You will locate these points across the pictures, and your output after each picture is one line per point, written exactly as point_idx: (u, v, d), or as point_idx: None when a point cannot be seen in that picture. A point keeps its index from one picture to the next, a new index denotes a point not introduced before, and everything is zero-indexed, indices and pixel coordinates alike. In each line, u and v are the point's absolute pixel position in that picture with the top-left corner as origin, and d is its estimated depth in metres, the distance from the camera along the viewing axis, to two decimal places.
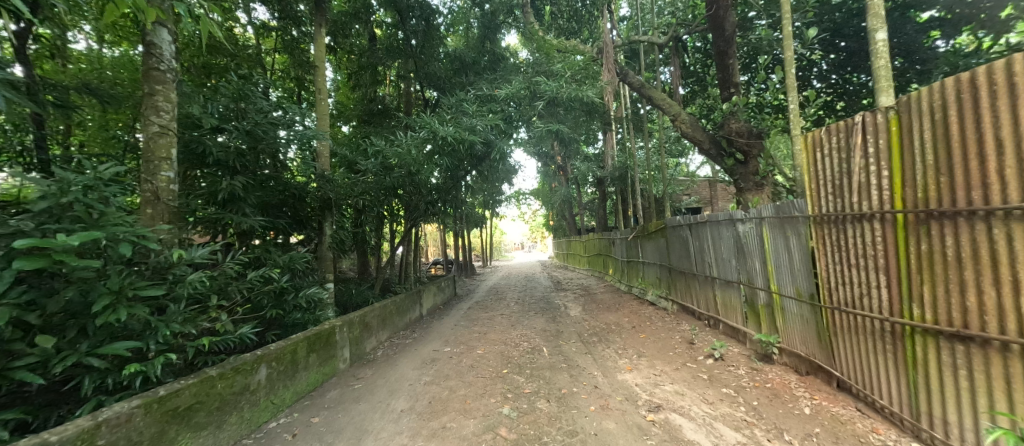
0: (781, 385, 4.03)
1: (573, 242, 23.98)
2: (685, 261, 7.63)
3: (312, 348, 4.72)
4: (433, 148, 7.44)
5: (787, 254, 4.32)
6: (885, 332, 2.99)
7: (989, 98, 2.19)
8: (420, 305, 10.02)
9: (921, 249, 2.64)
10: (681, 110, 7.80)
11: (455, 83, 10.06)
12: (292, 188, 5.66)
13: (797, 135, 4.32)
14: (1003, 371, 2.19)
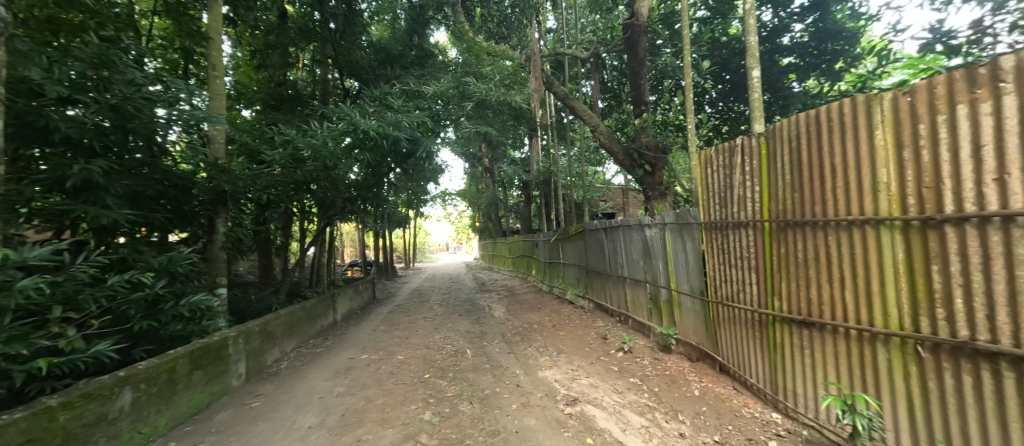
0: (677, 372, 4.57)
1: (498, 243, 24.25)
2: (601, 262, 8.18)
3: (197, 363, 4.08)
4: (352, 142, 6.95)
5: (684, 255, 4.89)
6: (755, 321, 3.56)
7: (827, 132, 2.75)
8: (334, 310, 9.26)
9: (781, 252, 3.21)
10: (600, 122, 8.35)
11: (380, 75, 9.26)
12: (173, 177, 4.83)
13: (694, 151, 4.89)
14: (833, 349, 2.76)
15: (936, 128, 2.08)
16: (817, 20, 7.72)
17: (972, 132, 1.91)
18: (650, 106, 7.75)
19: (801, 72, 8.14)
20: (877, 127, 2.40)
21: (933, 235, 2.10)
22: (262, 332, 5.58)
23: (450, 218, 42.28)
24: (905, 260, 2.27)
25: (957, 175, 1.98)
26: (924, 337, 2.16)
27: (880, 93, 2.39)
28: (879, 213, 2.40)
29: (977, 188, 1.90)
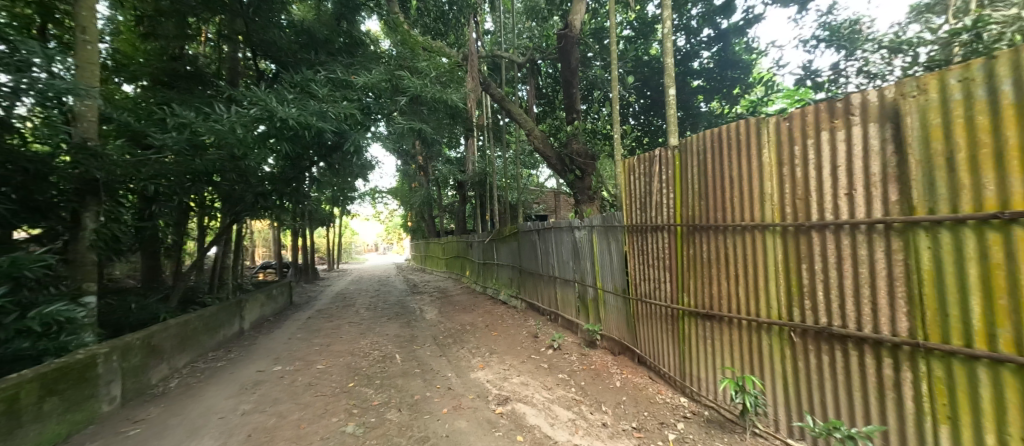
0: (601, 365, 4.88)
1: (430, 243, 23.59)
2: (534, 263, 8.36)
3: (51, 389, 3.34)
4: (267, 130, 6.26)
5: (608, 256, 5.22)
6: (668, 315, 3.94)
7: (727, 148, 3.15)
8: (242, 318, 8.26)
9: (689, 253, 3.60)
10: (534, 126, 8.50)
11: (300, 59, 8.23)
12: (28, 162, 4.10)
13: (619, 158, 5.23)
14: (729, 338, 3.17)
15: (807, 149, 2.51)
16: (720, 50, 8.73)
17: (832, 154, 2.36)
18: (580, 114, 8.07)
19: (707, 94, 9.00)
20: (766, 146, 2.82)
21: (805, 239, 2.53)
22: (145, 345, 4.76)
23: (377, 217, 40.12)
24: (784, 260, 2.70)
25: (821, 189, 2.42)
26: (797, 325, 2.59)
27: (770, 116, 2.81)
28: (766, 220, 2.81)
29: (835, 200, 2.34)
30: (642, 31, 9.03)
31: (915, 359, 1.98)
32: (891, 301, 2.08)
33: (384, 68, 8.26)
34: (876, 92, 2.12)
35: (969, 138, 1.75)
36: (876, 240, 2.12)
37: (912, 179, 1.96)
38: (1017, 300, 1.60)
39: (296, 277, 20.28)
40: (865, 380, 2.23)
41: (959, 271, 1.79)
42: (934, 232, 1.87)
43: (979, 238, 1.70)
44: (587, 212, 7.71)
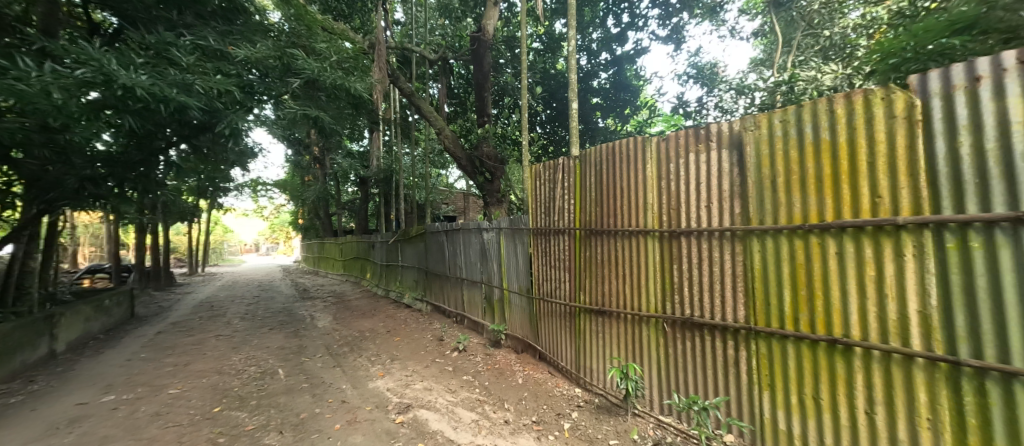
0: (505, 364, 5.00)
1: (324, 244, 21.25)
2: (441, 265, 8.12)
3: None
4: (102, 98, 4.90)
5: (515, 258, 5.33)
6: (566, 313, 4.29)
7: (621, 161, 3.58)
8: (56, 338, 6.41)
9: (588, 254, 3.97)
10: (445, 125, 8.13)
11: (156, 18, 6.37)
12: None
13: (528, 164, 5.43)
14: (619, 330, 3.61)
15: (681, 166, 3.02)
16: (615, 74, 9.28)
17: (697, 172, 2.91)
18: (490, 117, 7.99)
19: (604, 111, 9.50)
20: (649, 161, 3.29)
21: (680, 242, 3.04)
22: None
23: (254, 213, 34.66)
24: (662, 261, 3.20)
25: (691, 203, 2.95)
26: (670, 316, 3.12)
27: (654, 136, 3.29)
28: (650, 226, 3.30)
29: (699, 212, 2.89)
30: (551, 47, 9.26)
31: (748, 340, 2.61)
32: (734, 293, 2.69)
33: (273, 43, 7.17)
34: (730, 125, 2.70)
35: (787, 169, 2.38)
36: (726, 244, 2.72)
37: (750, 198, 2.57)
38: (813, 291, 2.27)
39: (141, 282, 16.35)
40: (717, 359, 2.80)
41: (779, 268, 2.43)
42: (765, 239, 2.49)
43: (790, 243, 2.36)
44: (495, 215, 7.62)
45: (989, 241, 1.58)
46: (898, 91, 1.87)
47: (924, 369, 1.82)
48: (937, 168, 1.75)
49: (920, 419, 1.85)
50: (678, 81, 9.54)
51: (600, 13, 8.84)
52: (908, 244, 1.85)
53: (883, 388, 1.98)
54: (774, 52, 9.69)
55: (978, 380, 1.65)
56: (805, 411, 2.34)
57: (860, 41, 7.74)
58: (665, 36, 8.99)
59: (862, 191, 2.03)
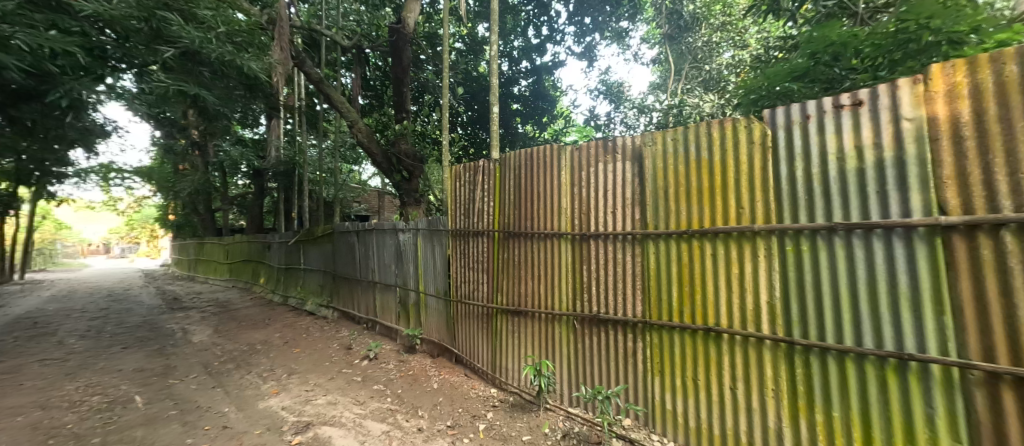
0: (420, 370, 4.83)
1: (203, 244, 18.27)
2: (350, 268, 7.46)
3: None
4: None
5: (432, 260, 5.09)
6: (482, 314, 4.30)
7: (538, 166, 3.76)
8: None
9: (505, 256, 4.04)
10: (359, 118, 7.35)
11: None
12: None
13: (447, 163, 5.25)
14: (533, 329, 3.77)
15: (592, 174, 3.34)
16: (535, 83, 9.22)
17: (604, 180, 3.24)
18: (411, 114, 7.48)
19: (523, 117, 9.32)
20: (564, 168, 3.55)
21: (590, 245, 3.34)
22: None
23: (99, 205, 28.04)
24: (573, 262, 3.47)
25: (601, 209, 3.27)
26: (580, 313, 3.40)
27: (568, 145, 3.56)
28: (564, 229, 3.54)
29: (606, 217, 3.24)
30: (472, 48, 8.86)
31: (645, 332, 3.01)
32: (634, 290, 3.08)
33: None
34: (632, 139, 3.09)
35: (676, 182, 2.82)
36: (626, 245, 3.11)
37: (647, 205, 2.98)
38: (694, 287, 2.73)
39: None
40: (619, 350, 3.17)
41: (669, 267, 2.87)
42: (659, 242, 2.92)
43: (677, 245, 2.81)
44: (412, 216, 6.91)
45: (814, 245, 2.13)
46: (756, 122, 2.39)
47: (771, 347, 2.35)
48: (781, 185, 2.28)
49: (767, 388, 2.38)
50: (589, 95, 10.28)
51: (521, 22, 8.95)
52: (761, 247, 2.37)
53: (743, 366, 2.49)
54: (667, 79, 11.17)
55: (804, 352, 2.21)
56: (687, 391, 2.79)
57: (729, 77, 9.90)
58: (580, 52, 9.53)
59: (730, 202, 2.52)
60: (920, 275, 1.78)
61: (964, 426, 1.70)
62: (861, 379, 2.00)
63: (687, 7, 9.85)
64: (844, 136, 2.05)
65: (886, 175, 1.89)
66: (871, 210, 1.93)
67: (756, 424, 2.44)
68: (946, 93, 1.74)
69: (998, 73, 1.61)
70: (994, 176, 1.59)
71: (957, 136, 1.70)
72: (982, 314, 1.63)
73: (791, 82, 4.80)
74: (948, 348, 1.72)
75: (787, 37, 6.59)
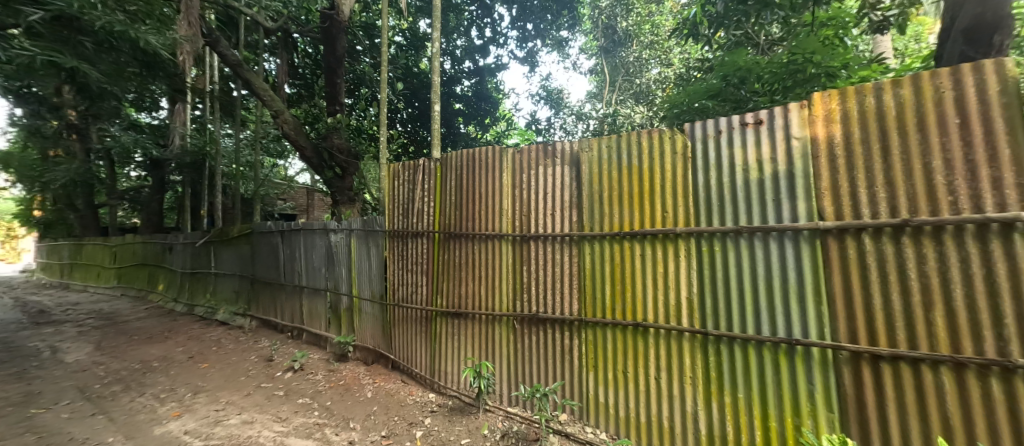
0: (352, 379, 4.57)
1: (84, 246, 15.63)
2: (272, 272, 6.83)
3: None
4: None
5: (367, 261, 4.83)
6: (420, 317, 4.17)
7: (480, 167, 3.75)
8: None
9: (446, 257, 3.95)
10: (283, 107, 6.76)
11: None
12: None
13: (385, 160, 5.01)
14: (474, 330, 3.73)
15: (532, 177, 3.42)
16: (477, 83, 9.14)
17: (545, 183, 3.35)
18: (345, 107, 7.04)
19: (465, 117, 9.23)
20: (505, 170, 3.58)
21: (530, 246, 3.41)
22: None
23: None
24: (513, 263, 3.51)
25: (541, 211, 3.36)
26: (520, 313, 3.44)
27: (509, 147, 3.60)
28: (505, 230, 3.56)
29: (546, 219, 3.33)
30: (413, 43, 8.57)
31: (581, 329, 3.16)
32: (571, 290, 3.21)
33: None
34: (571, 145, 3.24)
35: (610, 186, 3.03)
36: (565, 247, 3.24)
37: (584, 208, 3.15)
38: (624, 285, 2.95)
39: None
40: (556, 349, 3.27)
41: (603, 267, 3.06)
42: (594, 244, 3.10)
43: (610, 246, 3.02)
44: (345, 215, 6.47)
45: (725, 245, 2.46)
46: (679, 133, 2.69)
47: (689, 338, 2.63)
48: (699, 192, 2.58)
49: (687, 377, 2.63)
50: (530, 100, 10.46)
51: (464, 22, 8.84)
52: (682, 248, 2.66)
53: (667, 357, 2.73)
54: (603, 89, 11.72)
55: (716, 342, 2.51)
56: (617, 384, 2.98)
57: (656, 91, 10.73)
58: (522, 57, 9.65)
59: (657, 207, 2.79)
60: (804, 270, 2.17)
61: (835, 399, 2.07)
62: (760, 362, 2.33)
63: (621, 23, 10.79)
64: (749, 150, 2.40)
65: (780, 186, 2.26)
66: (769, 215, 2.29)
67: (676, 411, 2.69)
68: (823, 117, 2.14)
69: (861, 103, 2.02)
70: (857, 188, 2.00)
71: (832, 155, 2.10)
72: (847, 301, 2.04)
73: (708, 100, 5.41)
74: (824, 333, 2.11)
75: (705, 59, 7.31)
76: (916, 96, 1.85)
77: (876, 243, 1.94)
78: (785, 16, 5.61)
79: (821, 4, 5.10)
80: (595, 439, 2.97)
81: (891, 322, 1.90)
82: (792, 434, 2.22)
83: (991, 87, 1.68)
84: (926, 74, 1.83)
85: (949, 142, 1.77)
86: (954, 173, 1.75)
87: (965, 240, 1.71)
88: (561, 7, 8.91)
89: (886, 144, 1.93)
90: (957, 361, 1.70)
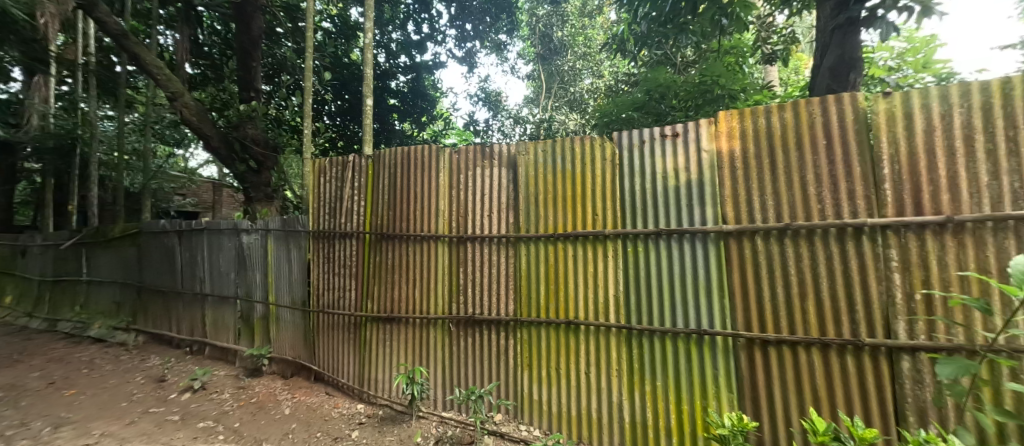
0: (266, 395, 4.18)
1: None
2: (167, 278, 6.00)
3: None
4: None
5: (287, 264, 4.45)
6: (349, 324, 3.92)
7: (415, 166, 3.62)
8: None
9: (377, 259, 3.77)
10: (184, 89, 5.91)
11: None
12: None
13: (308, 155, 4.65)
14: (407, 335, 3.59)
15: (469, 178, 3.39)
16: (414, 80, 8.83)
17: (482, 184, 3.33)
18: (262, 94, 6.39)
19: (401, 113, 8.90)
20: (442, 170, 3.51)
21: (467, 248, 3.36)
22: None
23: None
24: (449, 265, 3.44)
25: (477, 212, 3.34)
26: (455, 316, 3.38)
27: (446, 147, 3.53)
28: (440, 231, 3.48)
29: (482, 220, 3.32)
30: (344, 32, 8.02)
31: (516, 330, 3.18)
32: (507, 291, 3.23)
33: None
34: (508, 147, 3.27)
35: (545, 189, 3.12)
36: (502, 248, 3.25)
37: (520, 210, 3.20)
38: (558, 285, 3.05)
39: None
40: (491, 350, 3.26)
41: (537, 268, 3.12)
42: (529, 245, 3.15)
43: (545, 247, 3.10)
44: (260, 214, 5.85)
45: (647, 246, 2.76)
46: (608, 141, 2.93)
47: (616, 333, 2.86)
48: (626, 196, 2.85)
49: (615, 369, 2.85)
50: (469, 100, 10.39)
51: (399, 15, 8.50)
52: (611, 248, 2.89)
53: (597, 352, 2.91)
54: (539, 95, 12.02)
55: (639, 335, 2.78)
56: (551, 381, 3.07)
57: (589, 99, 11.02)
58: (461, 57, 9.51)
59: (588, 210, 2.97)
60: (711, 268, 2.58)
61: (734, 381, 2.50)
62: (675, 351, 2.67)
63: (557, 33, 11.22)
64: (669, 159, 2.74)
65: (692, 193, 2.65)
66: (684, 220, 2.66)
67: (604, 401, 2.89)
68: (726, 132, 2.58)
69: (755, 122, 2.50)
70: (752, 197, 2.48)
71: (734, 167, 2.55)
72: (743, 292, 2.50)
73: (634, 111, 5.79)
74: (725, 323, 2.54)
75: (631, 73, 7.80)
76: (796, 120, 2.38)
77: (766, 244, 2.43)
78: (697, 41, 6.24)
79: (726, 33, 5.75)
80: (529, 437, 3.02)
81: (777, 311, 2.40)
82: (699, 413, 2.58)
83: (848, 116, 2.26)
84: (802, 102, 2.36)
85: (819, 161, 2.31)
86: (822, 186, 2.29)
87: (828, 241, 2.26)
88: (500, 11, 8.97)
89: (775, 160, 2.43)
90: (824, 343, 2.24)
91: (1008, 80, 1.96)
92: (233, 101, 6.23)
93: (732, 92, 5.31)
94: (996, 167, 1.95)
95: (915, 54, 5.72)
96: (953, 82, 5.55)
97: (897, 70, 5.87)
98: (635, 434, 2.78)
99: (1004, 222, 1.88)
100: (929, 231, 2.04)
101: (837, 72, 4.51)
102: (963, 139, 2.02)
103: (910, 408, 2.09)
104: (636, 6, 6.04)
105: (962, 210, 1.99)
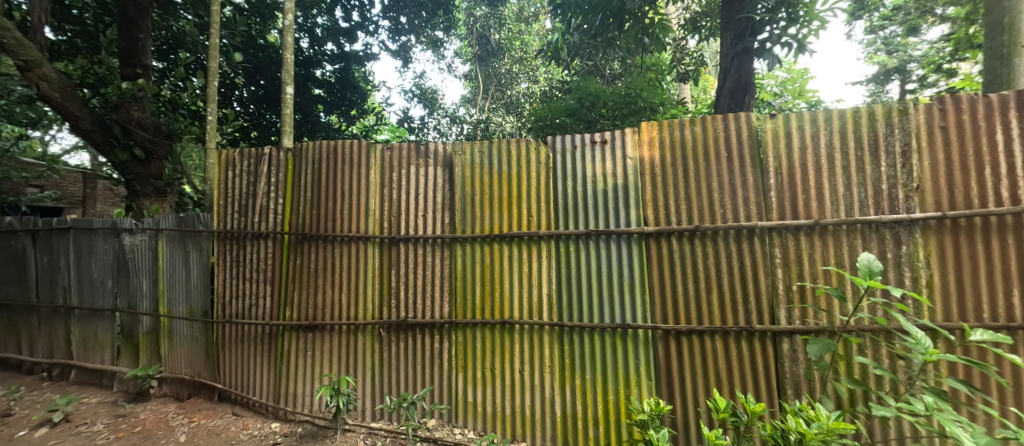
0: (154, 420, 3.66)
1: None
2: (15, 291, 4.98)
3: None
4: None
5: (184, 270, 3.92)
6: (263, 334, 3.56)
7: (344, 162, 3.40)
8: None
9: (298, 263, 3.47)
10: (43, 57, 4.78)
11: None
12: None
13: (212, 145, 4.13)
14: (334, 343, 3.35)
15: (402, 176, 3.26)
16: (342, 70, 8.26)
17: (417, 183, 3.23)
18: (151, 72, 5.53)
19: (326, 105, 8.39)
20: (373, 167, 3.33)
21: (399, 249, 3.23)
22: None
23: None
24: (380, 267, 3.28)
25: (411, 211, 3.22)
26: (386, 321, 3.22)
27: (378, 143, 3.37)
28: (370, 231, 3.30)
29: (416, 219, 3.21)
30: (258, 10, 7.09)
31: (450, 334, 3.12)
32: (441, 293, 3.14)
33: None
34: (444, 146, 3.20)
35: (481, 189, 3.10)
36: (436, 249, 3.16)
37: (455, 210, 3.14)
38: (493, 285, 3.05)
39: None
40: (424, 354, 3.16)
41: (473, 269, 3.09)
42: (466, 246, 3.11)
43: (479, 248, 3.08)
44: (150, 211, 5.17)
45: (577, 246, 2.86)
46: (542, 145, 2.99)
47: (548, 332, 2.92)
48: (558, 198, 2.93)
49: (548, 365, 2.91)
50: (403, 96, 10.00)
51: None
52: (543, 247, 2.95)
53: (532, 351, 2.95)
54: (477, 95, 12.08)
55: (570, 332, 2.87)
56: (485, 382, 3.05)
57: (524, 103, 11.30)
58: (394, 50, 9.12)
59: (522, 211, 3.01)
60: (634, 267, 2.75)
61: (653, 371, 2.69)
62: (602, 347, 2.79)
63: (494, 34, 11.28)
64: (598, 165, 2.86)
65: (619, 196, 2.80)
66: (610, 220, 2.80)
67: (537, 398, 2.94)
68: (647, 141, 2.76)
69: (670, 133, 2.71)
70: (668, 201, 2.69)
71: (653, 173, 2.73)
72: (661, 288, 2.70)
73: (567, 117, 6.00)
74: (645, 318, 2.72)
75: (564, 80, 8.02)
76: (703, 133, 2.64)
77: (680, 243, 2.67)
78: (624, 56, 6.54)
79: (648, 51, 6.15)
80: (463, 440, 2.98)
81: (687, 305, 2.65)
82: (623, 401, 2.75)
83: (744, 132, 2.57)
84: (708, 119, 2.63)
85: (721, 171, 2.60)
86: (723, 194, 2.58)
87: (728, 241, 2.58)
88: (437, 7, 8.80)
89: (687, 169, 2.67)
90: (724, 331, 2.54)
91: (857, 110, 2.41)
92: (112, 77, 5.31)
93: (653, 106, 5.78)
94: (848, 180, 2.40)
95: (794, 83, 6.78)
96: (820, 108, 6.64)
97: (779, 95, 6.99)
98: (565, 428, 2.88)
99: (853, 225, 2.35)
100: (802, 232, 2.44)
101: (735, 95, 5.22)
102: (826, 157, 2.45)
103: (788, 382, 2.46)
104: (568, 16, 6.25)
105: (826, 215, 2.42)
